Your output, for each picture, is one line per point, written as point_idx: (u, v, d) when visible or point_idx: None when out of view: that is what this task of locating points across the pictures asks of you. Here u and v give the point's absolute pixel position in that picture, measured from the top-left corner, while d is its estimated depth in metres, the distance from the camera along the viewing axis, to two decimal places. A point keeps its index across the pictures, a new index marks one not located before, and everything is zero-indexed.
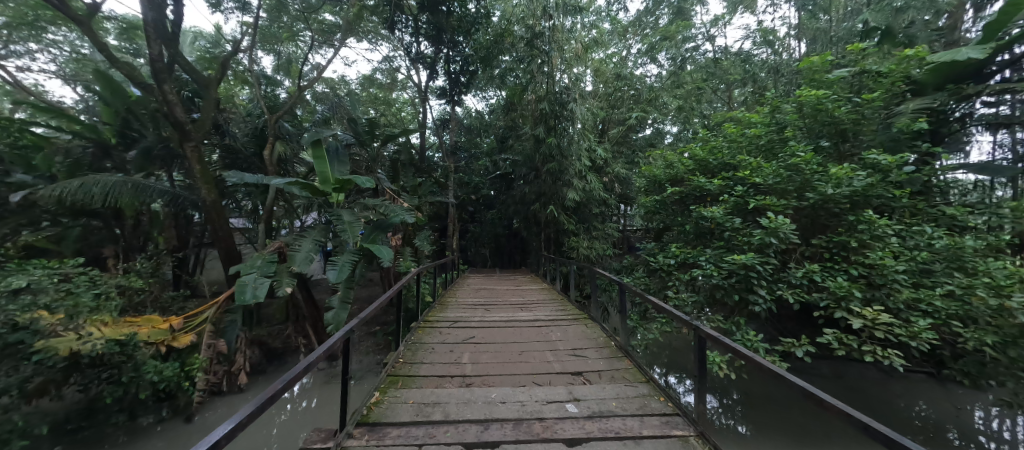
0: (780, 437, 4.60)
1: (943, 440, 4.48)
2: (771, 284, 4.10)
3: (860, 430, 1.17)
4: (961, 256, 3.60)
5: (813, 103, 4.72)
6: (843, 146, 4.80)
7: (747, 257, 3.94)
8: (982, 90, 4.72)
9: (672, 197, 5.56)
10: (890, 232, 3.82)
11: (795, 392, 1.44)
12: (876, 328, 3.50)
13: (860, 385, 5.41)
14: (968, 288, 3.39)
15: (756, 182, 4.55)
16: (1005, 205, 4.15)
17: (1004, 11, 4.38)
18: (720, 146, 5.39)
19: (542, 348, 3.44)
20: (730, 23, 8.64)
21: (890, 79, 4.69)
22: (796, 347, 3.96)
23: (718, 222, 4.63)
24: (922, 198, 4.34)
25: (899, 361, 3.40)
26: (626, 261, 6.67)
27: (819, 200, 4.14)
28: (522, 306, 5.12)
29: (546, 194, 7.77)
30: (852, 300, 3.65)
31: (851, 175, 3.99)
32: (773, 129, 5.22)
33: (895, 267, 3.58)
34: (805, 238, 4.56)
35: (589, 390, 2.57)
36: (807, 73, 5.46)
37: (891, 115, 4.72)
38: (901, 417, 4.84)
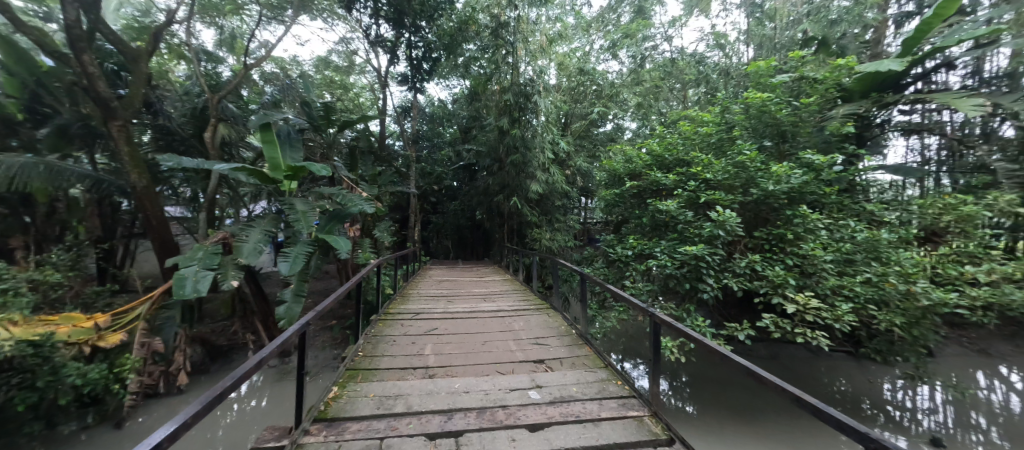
0: (722, 414, 4.98)
1: (858, 410, 5.05)
2: (718, 273, 4.39)
3: (792, 402, 1.30)
4: (877, 247, 4.05)
5: (758, 105, 5.07)
6: (782, 146, 5.20)
7: (698, 248, 4.20)
8: (899, 99, 5.28)
9: (631, 191, 5.77)
10: (820, 226, 4.22)
11: (738, 371, 1.57)
12: (807, 312, 3.87)
13: (793, 364, 5.97)
14: (882, 276, 3.85)
15: (707, 177, 4.82)
16: (912, 202, 4.74)
17: (926, 23, 4.92)
18: (676, 143, 5.62)
19: (505, 337, 3.48)
20: (686, 25, 9.03)
21: (824, 85, 5.14)
22: (739, 331, 4.29)
23: (673, 215, 4.88)
24: (847, 195, 4.85)
25: (826, 341, 3.79)
26: (586, 252, 6.87)
27: (762, 196, 4.48)
28: (485, 297, 5.14)
29: (509, 185, 7.78)
30: (787, 287, 4.00)
31: (790, 173, 4.34)
32: (722, 128, 5.56)
33: (824, 257, 3.97)
34: (749, 231, 4.92)
35: (550, 377, 2.64)
36: (754, 77, 5.78)
37: (824, 120, 5.17)
38: (824, 392, 5.38)
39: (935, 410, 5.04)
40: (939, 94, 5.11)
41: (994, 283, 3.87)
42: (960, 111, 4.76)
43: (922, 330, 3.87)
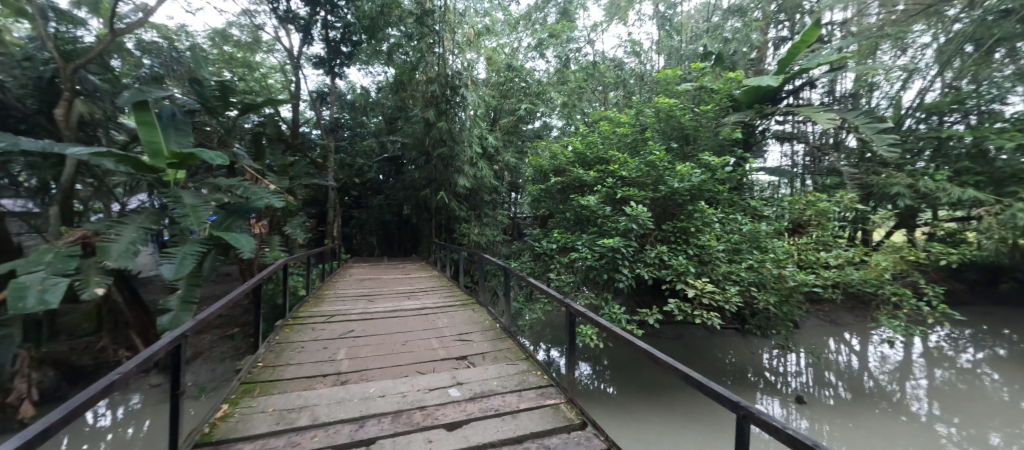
0: (638, 394, 5.40)
1: (745, 378, 5.85)
2: (631, 263, 4.74)
3: (682, 379, 1.46)
4: (758, 238, 4.69)
5: (666, 110, 5.56)
6: (686, 148, 5.76)
7: (614, 240, 4.49)
8: (775, 110, 6.16)
9: (556, 186, 5.97)
10: (714, 220, 4.78)
11: (640, 354, 1.71)
12: (704, 296, 4.35)
13: (694, 343, 6.72)
14: (762, 262, 4.47)
15: (623, 175, 5.17)
16: (784, 200, 5.56)
17: (798, 44, 5.74)
18: (596, 141, 5.90)
19: (428, 335, 3.39)
20: (607, 30, 9.58)
21: (719, 95, 5.81)
22: (649, 316, 4.69)
23: (593, 210, 5.14)
24: (736, 192, 5.55)
25: (718, 321, 4.30)
26: (514, 246, 6.97)
27: (669, 192, 4.92)
28: (409, 295, 4.95)
29: (436, 179, 7.58)
30: (688, 274, 4.47)
31: (691, 172, 4.85)
32: (637, 130, 5.98)
33: (717, 248, 4.51)
34: (658, 224, 5.37)
35: (472, 372, 2.62)
36: (663, 83, 6.30)
37: (718, 126, 5.90)
38: (719, 365, 6.14)
39: (800, 372, 6.05)
40: (804, 108, 6.07)
41: (840, 265, 4.73)
42: (819, 122, 5.72)
43: (789, 307, 4.60)
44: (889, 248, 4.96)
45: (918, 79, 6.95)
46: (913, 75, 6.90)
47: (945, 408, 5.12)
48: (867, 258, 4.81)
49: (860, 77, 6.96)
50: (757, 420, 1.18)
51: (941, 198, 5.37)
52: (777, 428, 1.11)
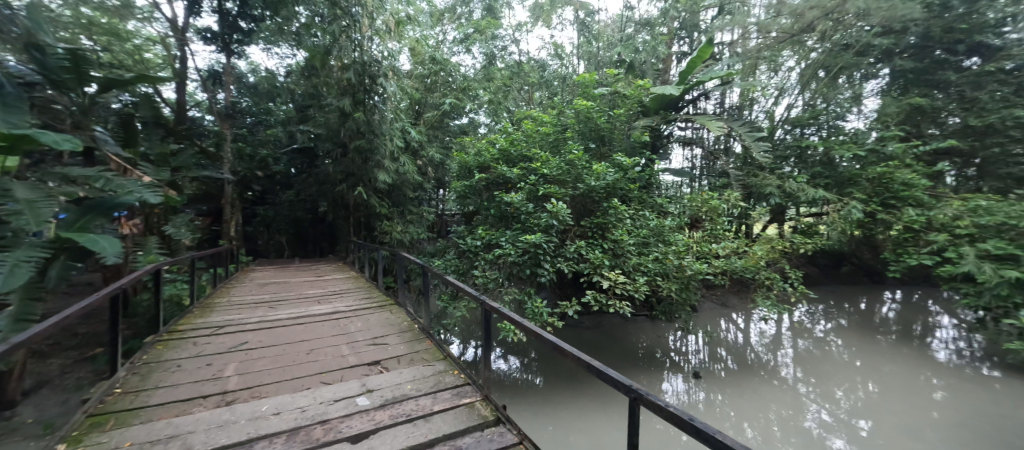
0: (562, 380, 5.52)
1: (654, 359, 6.43)
2: (552, 258, 4.91)
3: (584, 368, 1.56)
4: (662, 232, 5.19)
5: (584, 112, 5.89)
6: (602, 148, 6.13)
7: (536, 236, 4.61)
8: (677, 117, 6.86)
9: (481, 183, 5.96)
10: (626, 216, 5.16)
11: (549, 347, 1.77)
12: (617, 286, 4.68)
13: (611, 330, 7.21)
14: (665, 254, 4.95)
15: (545, 172, 5.33)
16: (685, 198, 6.21)
17: (695, 58, 6.40)
18: (519, 140, 5.98)
19: (337, 341, 3.15)
20: (531, 31, 9.82)
21: (631, 100, 6.29)
22: (569, 308, 4.91)
23: (516, 207, 5.21)
24: (646, 191, 6.05)
25: (630, 308, 4.66)
26: (439, 244, 6.80)
27: (586, 190, 5.21)
28: (319, 299, 4.56)
29: (355, 174, 7.08)
30: (603, 267, 4.77)
31: (605, 171, 5.18)
32: (558, 129, 6.19)
33: (628, 242, 4.89)
34: (577, 220, 5.64)
35: (384, 378, 2.49)
36: (582, 86, 6.61)
37: (630, 128, 6.40)
38: (633, 350, 6.67)
39: (698, 350, 6.84)
40: (699, 116, 6.85)
41: (727, 255, 5.43)
42: (712, 129, 6.49)
43: (688, 293, 5.15)
44: (764, 239, 5.82)
45: (786, 96, 8.27)
46: (782, 92, 8.19)
47: (804, 370, 6.18)
48: (748, 248, 5.58)
49: (743, 92, 8.07)
50: (645, 402, 1.29)
51: (802, 197, 6.44)
52: (660, 406, 1.24)
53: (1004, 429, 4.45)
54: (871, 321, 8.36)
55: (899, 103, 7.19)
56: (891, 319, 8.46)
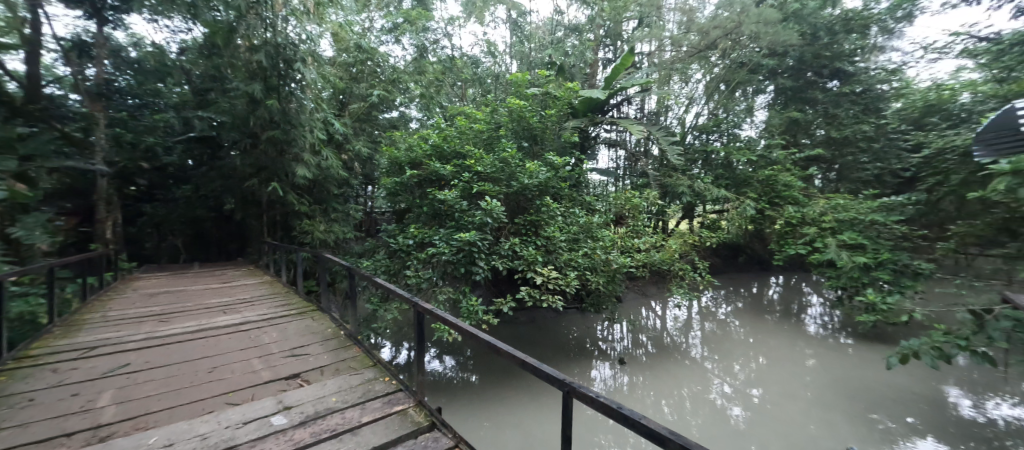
0: (498, 375, 5.59)
1: (584, 348, 6.80)
2: (487, 256, 4.92)
3: (519, 366, 1.58)
4: (591, 228, 5.49)
5: (517, 110, 5.98)
6: (534, 147, 6.29)
7: (470, 234, 4.57)
8: (603, 120, 7.32)
9: (412, 179, 5.73)
10: (557, 213, 5.36)
11: (484, 347, 1.78)
12: (549, 281, 4.84)
13: (544, 324, 7.48)
14: (594, 250, 5.25)
15: (478, 170, 5.30)
16: (610, 196, 6.63)
17: (618, 65, 6.84)
18: (452, 136, 5.85)
19: (248, 355, 2.82)
20: (463, 26, 9.70)
21: (561, 102, 6.54)
22: (504, 305, 4.95)
23: (449, 204, 5.11)
24: (575, 189, 6.34)
25: (561, 302, 4.84)
26: (368, 243, 6.42)
27: (520, 188, 5.30)
28: (225, 309, 4.03)
29: (268, 168, 6.37)
30: (536, 263, 4.90)
31: (537, 170, 5.31)
32: (491, 127, 6.19)
33: (560, 238, 5.09)
34: (511, 218, 5.71)
35: (305, 392, 2.28)
36: (515, 85, 6.67)
37: (560, 129, 6.69)
38: (564, 341, 6.98)
39: (623, 338, 7.35)
40: (622, 119, 7.34)
41: (647, 249, 5.91)
42: (633, 133, 7.01)
43: (614, 285, 5.53)
44: (678, 233, 6.44)
45: (695, 105, 9.23)
46: (691, 102, 9.11)
47: (709, 349, 6.99)
48: (664, 242, 6.14)
49: (660, 100, 8.83)
50: (578, 393, 1.35)
51: (708, 195, 7.26)
52: (591, 397, 1.31)
53: (854, 386, 5.47)
54: (761, 303, 9.75)
55: (781, 115, 8.43)
56: (775, 300, 9.94)
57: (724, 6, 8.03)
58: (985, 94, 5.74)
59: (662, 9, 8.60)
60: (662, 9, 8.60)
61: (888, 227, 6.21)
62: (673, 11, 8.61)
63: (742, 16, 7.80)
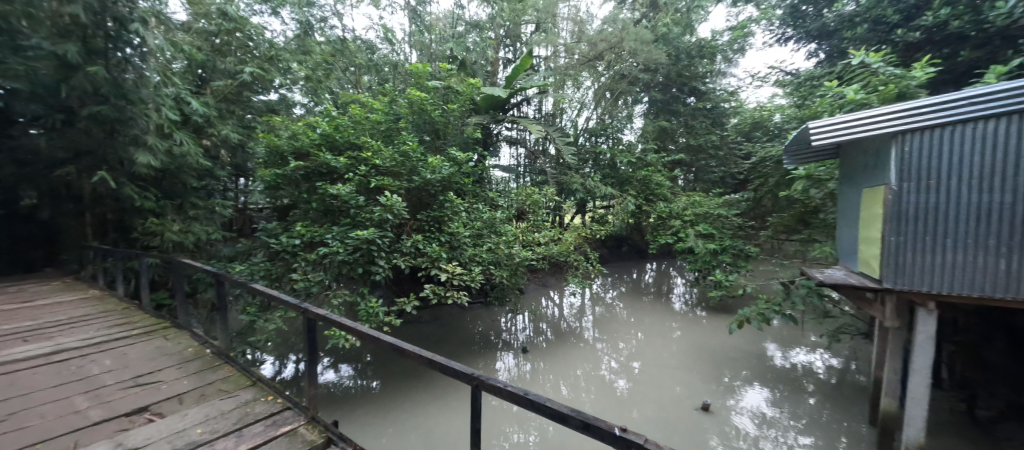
0: (401, 378, 5.38)
1: (489, 340, 6.97)
2: (388, 254, 4.67)
3: (426, 365, 1.56)
4: (494, 224, 5.62)
5: (418, 102, 5.74)
6: (437, 142, 6.18)
7: (368, 232, 4.24)
8: (503, 118, 7.58)
9: (297, 172, 5.05)
10: (461, 209, 5.35)
11: (387, 349, 1.70)
12: (454, 278, 4.83)
13: (449, 321, 7.49)
14: (497, 244, 5.40)
15: (376, 163, 4.92)
16: (512, 192, 6.87)
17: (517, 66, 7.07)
18: (345, 125, 5.31)
19: (69, 392, 2.20)
20: (355, 6, 8.92)
21: (463, 97, 6.50)
22: (407, 304, 4.76)
23: (343, 200, 4.64)
24: (478, 185, 6.40)
25: (466, 298, 4.88)
26: (242, 245, 5.50)
27: (422, 183, 5.13)
28: (25, 336, 3.06)
29: (90, 154, 4.82)
30: (440, 260, 4.82)
31: (441, 165, 5.20)
32: (391, 118, 5.80)
33: (464, 234, 5.11)
34: (413, 214, 5.51)
35: (159, 427, 1.88)
36: (415, 76, 6.30)
37: (463, 124, 6.74)
38: (470, 335, 7.06)
39: (525, 327, 7.71)
40: (522, 119, 7.67)
41: (546, 242, 6.30)
42: (533, 132, 7.36)
43: (517, 278, 5.79)
44: (572, 227, 7.00)
45: (586, 110, 10.08)
46: (583, 106, 9.94)
47: (599, 330, 7.79)
48: (561, 236, 6.61)
49: (556, 102, 9.44)
50: (486, 386, 1.39)
51: (598, 191, 8.09)
52: (499, 388, 1.36)
53: (707, 350, 6.69)
54: (639, 286, 11.21)
55: (653, 124, 9.77)
56: (650, 283, 11.54)
57: (608, 22, 8.94)
58: (789, 116, 7.51)
59: (557, 17, 9.14)
60: (557, 17, 9.15)
61: (729, 219, 7.72)
62: (567, 21, 9.26)
63: (623, 33, 8.79)
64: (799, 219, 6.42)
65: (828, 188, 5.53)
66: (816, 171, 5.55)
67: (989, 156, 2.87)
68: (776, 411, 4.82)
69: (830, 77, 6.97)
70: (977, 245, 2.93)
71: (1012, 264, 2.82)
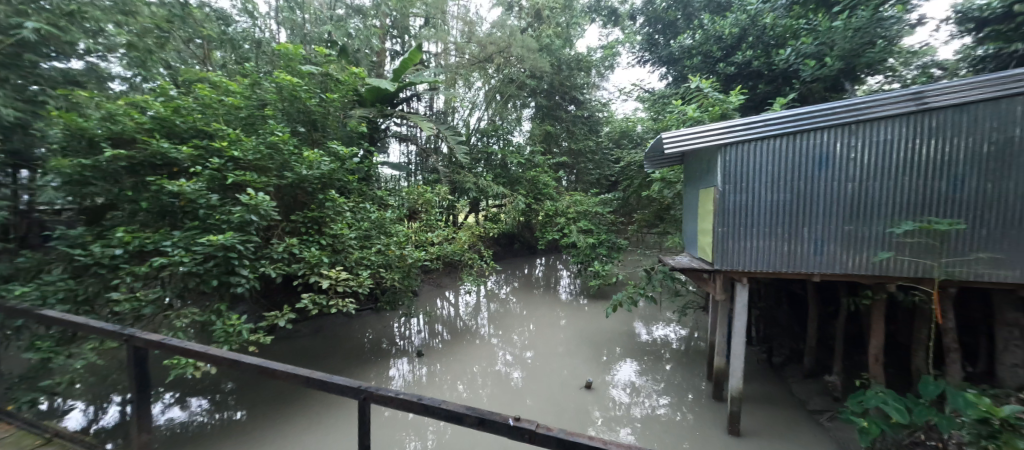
0: (275, 402, 4.71)
1: (380, 348, 6.56)
2: (253, 262, 4.01)
3: (303, 385, 1.39)
4: (384, 224, 5.32)
5: (289, 88, 5.01)
6: (314, 134, 5.55)
7: (225, 237, 3.52)
8: (392, 113, 7.20)
9: (116, 163, 3.70)
10: (345, 209, 4.90)
11: (250, 373, 1.48)
12: (338, 284, 4.42)
13: (333, 332, 6.84)
14: (387, 246, 5.13)
15: (234, 155, 4.10)
16: (402, 191, 6.58)
17: (406, 59, 6.76)
18: (189, 107, 4.27)
19: None
20: None
21: (345, 87, 5.96)
22: (279, 318, 4.17)
23: (187, 198, 3.76)
24: (365, 183, 5.96)
25: (353, 305, 4.51)
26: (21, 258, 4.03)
27: (296, 180, 4.53)
28: None
29: None
30: (321, 265, 4.35)
31: (320, 160, 4.65)
32: (253, 103, 4.95)
33: (349, 235, 4.71)
34: (285, 215, 4.84)
35: None
36: (284, 56, 5.45)
37: (346, 116, 6.25)
38: (358, 344, 6.55)
39: (419, 330, 7.49)
40: (412, 114, 7.43)
41: (440, 242, 6.22)
42: (423, 129, 7.17)
43: (410, 280, 5.63)
44: (466, 226, 7.03)
45: (477, 110, 10.23)
46: (474, 106, 10.05)
47: (494, 326, 8.02)
48: (455, 235, 6.59)
49: (447, 100, 9.40)
50: (375, 397, 1.30)
51: (490, 191, 8.33)
52: (390, 398, 1.29)
53: (588, 334, 7.46)
54: (529, 280, 11.86)
55: (540, 128, 10.46)
56: (540, 276, 12.33)
57: (497, 26, 9.21)
58: (648, 128, 8.84)
59: (446, 14, 9.07)
60: (446, 14, 9.08)
61: (604, 216, 8.72)
62: (456, 20, 9.26)
63: (511, 39, 9.17)
64: (657, 215, 7.61)
65: (676, 189, 6.70)
66: (667, 175, 6.67)
67: (778, 165, 3.86)
68: (642, 380, 5.62)
69: (676, 97, 8.40)
70: (772, 231, 3.90)
71: (790, 245, 3.85)
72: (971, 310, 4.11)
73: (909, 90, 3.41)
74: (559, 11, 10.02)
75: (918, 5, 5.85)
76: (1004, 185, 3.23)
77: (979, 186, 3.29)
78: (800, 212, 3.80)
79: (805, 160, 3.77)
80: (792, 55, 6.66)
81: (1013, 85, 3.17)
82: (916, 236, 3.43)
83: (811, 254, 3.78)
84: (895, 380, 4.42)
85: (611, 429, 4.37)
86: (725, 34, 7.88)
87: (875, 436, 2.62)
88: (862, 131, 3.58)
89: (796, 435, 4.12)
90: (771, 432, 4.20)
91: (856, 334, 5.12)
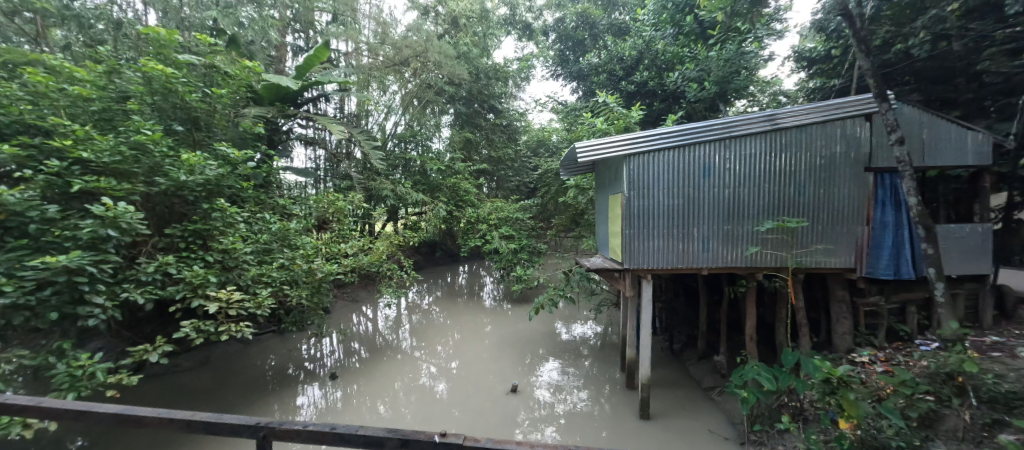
0: None
1: (285, 374, 5.86)
2: (111, 287, 3.29)
3: (182, 431, 1.14)
4: (287, 236, 4.86)
5: (162, 78, 4.25)
6: (196, 134, 4.78)
7: (71, 257, 2.81)
8: (296, 113, 6.57)
9: None
10: (238, 220, 4.31)
11: (105, 422, 1.18)
12: (230, 306, 3.84)
13: (224, 363, 5.93)
14: (292, 260, 4.70)
15: (83, 157, 3.32)
16: (309, 199, 6.05)
17: (312, 56, 6.21)
18: (13, 95, 3.35)
19: None
20: None
21: (235, 82, 5.28)
22: (152, 351, 3.48)
23: (8, 211, 2.92)
24: (263, 190, 5.35)
25: (251, 329, 3.95)
26: None
27: (171, 187, 3.81)
28: None
29: None
30: (208, 286, 3.75)
31: (203, 164, 4.01)
32: (112, 96, 4.11)
33: (243, 250, 4.14)
34: (156, 228, 4.08)
35: None
36: (152, 42, 4.61)
37: (238, 115, 5.60)
38: (257, 374, 5.78)
39: (333, 351, 6.89)
40: (320, 116, 6.82)
41: (355, 253, 5.82)
42: (332, 132, 6.62)
43: (320, 296, 5.23)
44: (384, 235, 6.65)
45: (393, 115, 9.94)
46: (389, 111, 9.72)
47: (417, 337, 7.73)
48: (372, 245, 6.22)
49: (359, 104, 8.93)
50: (278, 434, 1.11)
51: (409, 198, 8.16)
52: (296, 431, 1.12)
53: (513, 337, 7.61)
54: (453, 288, 11.72)
55: (459, 134, 10.39)
56: (463, 284, 12.21)
57: (412, 29, 8.94)
58: (562, 138, 9.40)
59: (357, 12, 8.59)
60: (357, 12, 8.61)
61: (524, 222, 9.00)
62: (368, 19, 8.83)
63: (427, 43, 8.96)
64: (572, 220, 8.08)
65: (589, 195, 7.21)
66: (580, 182, 7.16)
67: (673, 173, 4.35)
68: (564, 378, 5.87)
69: (585, 110, 9.11)
70: (669, 232, 4.38)
71: (684, 244, 4.36)
72: (814, 291, 5.09)
73: (765, 112, 4.15)
74: (475, 21, 9.95)
75: (769, 44, 7.15)
76: (831, 190, 4.10)
77: (816, 191, 4.12)
78: (690, 215, 4.34)
79: (692, 169, 4.32)
80: (679, 78, 7.65)
81: (832, 112, 4.05)
82: (775, 232, 4.18)
83: (701, 251, 4.34)
84: (765, 354, 5.24)
85: (535, 430, 4.47)
86: (626, 55, 8.73)
87: (754, 403, 2.95)
88: (734, 145, 4.23)
89: (694, 413, 4.63)
90: (675, 413, 4.68)
91: (736, 318, 5.97)
